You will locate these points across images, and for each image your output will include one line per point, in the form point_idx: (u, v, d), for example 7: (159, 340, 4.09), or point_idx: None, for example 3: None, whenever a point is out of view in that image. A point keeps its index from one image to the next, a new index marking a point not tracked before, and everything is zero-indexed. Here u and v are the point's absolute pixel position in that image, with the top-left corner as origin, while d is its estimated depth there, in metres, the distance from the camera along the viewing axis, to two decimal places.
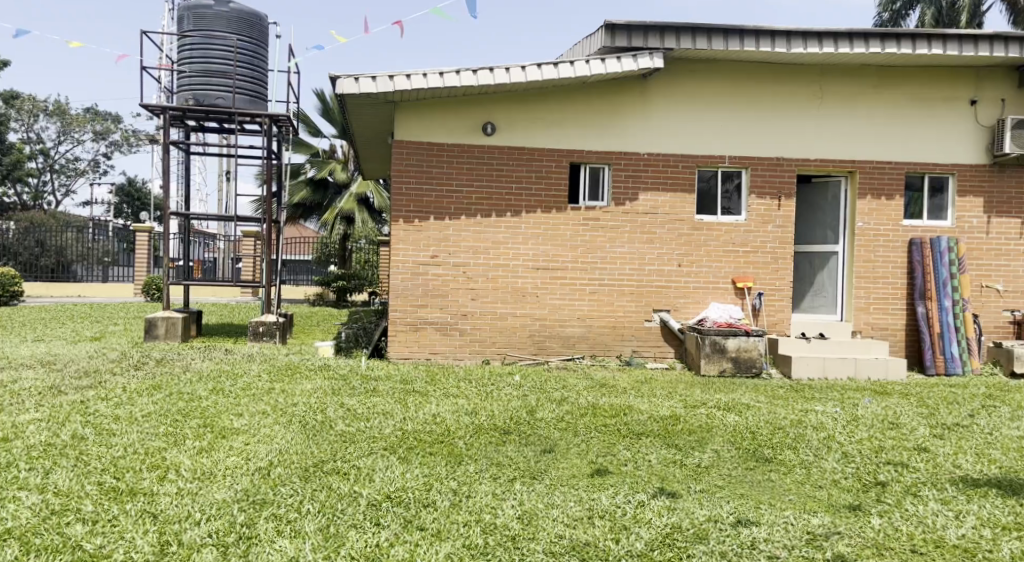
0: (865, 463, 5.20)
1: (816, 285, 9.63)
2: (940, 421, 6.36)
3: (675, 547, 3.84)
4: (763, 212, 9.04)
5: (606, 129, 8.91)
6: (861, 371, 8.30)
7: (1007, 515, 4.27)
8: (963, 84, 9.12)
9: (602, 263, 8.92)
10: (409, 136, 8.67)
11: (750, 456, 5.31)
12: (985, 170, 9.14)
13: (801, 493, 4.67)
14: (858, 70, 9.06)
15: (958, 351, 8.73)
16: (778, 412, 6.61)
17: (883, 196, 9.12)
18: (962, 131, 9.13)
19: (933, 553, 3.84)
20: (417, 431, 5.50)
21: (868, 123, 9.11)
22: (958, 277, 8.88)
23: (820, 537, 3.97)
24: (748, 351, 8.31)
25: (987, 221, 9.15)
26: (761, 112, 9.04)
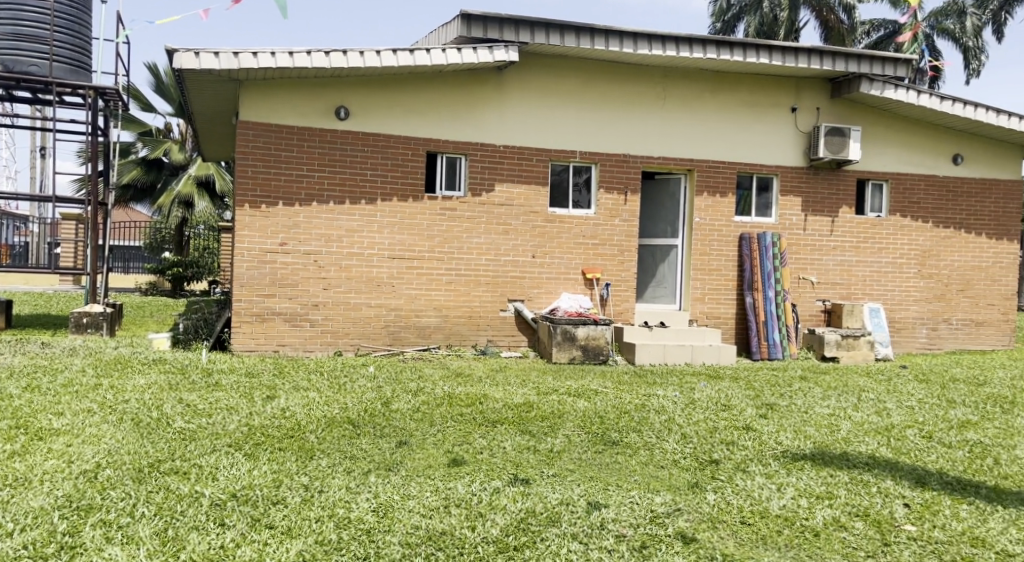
0: (701, 442, 5.58)
1: (658, 277, 10.22)
2: (764, 402, 6.95)
3: (529, 531, 3.91)
4: (611, 206, 9.44)
5: (462, 119, 8.92)
6: (697, 357, 8.91)
7: (820, 486, 4.74)
8: (787, 91, 9.98)
9: (457, 253, 8.93)
10: (256, 117, 8.22)
11: (599, 440, 5.54)
12: (803, 173, 10.07)
13: (645, 474, 4.93)
14: (697, 74, 9.66)
15: (779, 338, 9.57)
16: (624, 397, 6.95)
17: (717, 194, 9.81)
18: (785, 136, 10.00)
19: (759, 523, 4.17)
20: (264, 426, 5.25)
21: (705, 125, 9.74)
22: (781, 270, 9.69)
23: (662, 515, 4.21)
24: (596, 340, 8.62)
25: (804, 219, 10.08)
26: (610, 110, 9.42)
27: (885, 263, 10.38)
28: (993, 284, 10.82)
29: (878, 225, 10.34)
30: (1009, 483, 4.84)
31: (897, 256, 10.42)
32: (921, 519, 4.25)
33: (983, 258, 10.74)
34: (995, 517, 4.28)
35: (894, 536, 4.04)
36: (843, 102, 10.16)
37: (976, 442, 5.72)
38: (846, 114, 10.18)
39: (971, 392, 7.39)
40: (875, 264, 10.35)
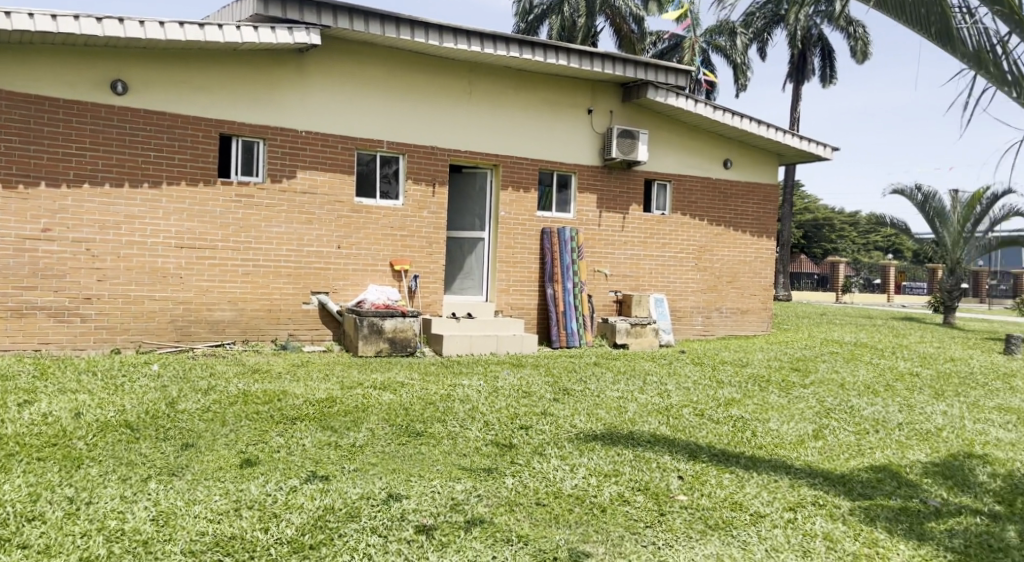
0: (501, 429, 5.76)
1: (465, 269, 10.33)
2: (562, 388, 7.32)
3: (326, 528, 3.81)
4: (418, 198, 9.43)
5: (260, 102, 8.46)
6: (501, 346, 9.19)
7: (607, 464, 5.08)
8: (584, 93, 10.55)
9: (255, 243, 8.47)
10: (11, 85, 7.21)
11: (403, 432, 5.52)
12: (598, 171, 10.71)
13: (447, 462, 4.99)
14: (500, 71, 9.91)
15: (577, 326, 10.14)
16: (429, 388, 6.99)
17: (520, 189, 10.14)
18: (582, 135, 10.57)
19: (552, 503, 4.39)
20: (20, 435, 4.64)
21: (508, 121, 10.04)
22: (578, 263, 10.32)
23: (461, 502, 4.29)
24: (403, 332, 8.58)
25: (599, 215, 10.73)
26: (416, 101, 9.39)
27: (669, 257, 11.33)
28: (757, 276, 12.21)
29: (664, 222, 11.27)
30: (763, 452, 5.50)
31: (679, 251, 11.41)
32: (691, 488, 4.70)
33: (749, 254, 12.08)
34: (751, 482, 4.85)
35: (669, 505, 4.43)
36: (633, 107, 10.92)
37: (738, 417, 6.43)
38: (636, 118, 10.96)
39: (737, 372, 8.31)
40: (660, 258, 11.26)
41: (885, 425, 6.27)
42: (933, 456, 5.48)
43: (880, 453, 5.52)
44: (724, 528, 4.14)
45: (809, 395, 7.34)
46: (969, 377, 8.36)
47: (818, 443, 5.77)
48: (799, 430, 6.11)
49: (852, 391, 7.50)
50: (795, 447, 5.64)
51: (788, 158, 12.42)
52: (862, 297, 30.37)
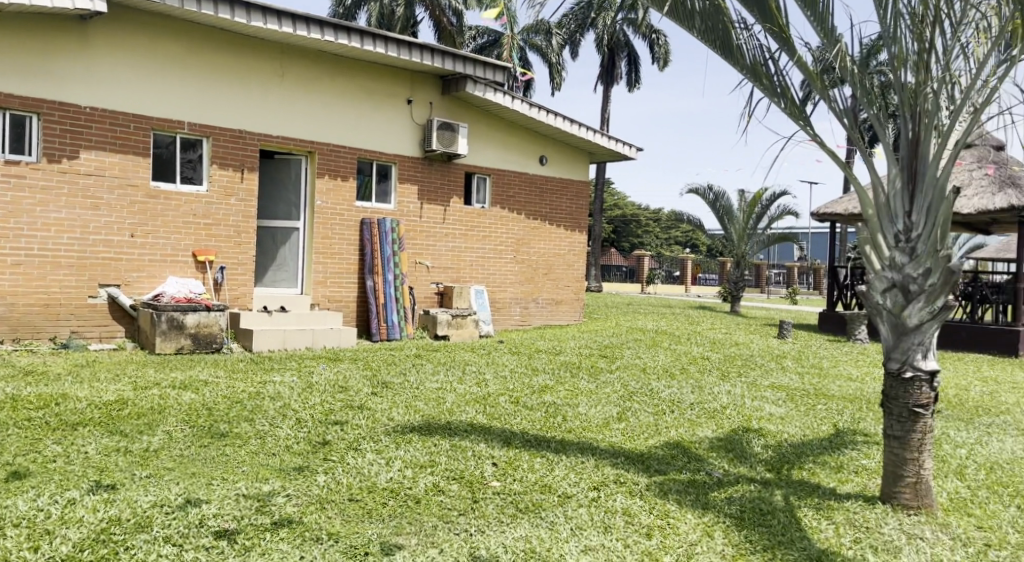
0: (314, 425, 5.58)
1: (278, 260, 9.90)
2: (380, 381, 7.22)
3: (110, 542, 3.48)
4: (225, 184, 8.86)
5: (33, 72, 7.52)
6: (318, 341, 8.88)
7: (423, 455, 5.08)
8: (402, 84, 10.44)
9: (28, 230, 7.54)
10: None
11: (205, 433, 5.18)
12: (418, 163, 10.66)
13: (254, 463, 4.75)
14: (314, 55, 9.54)
15: (397, 319, 10.05)
16: (236, 386, 6.60)
17: (337, 178, 9.86)
18: (401, 126, 10.47)
19: (365, 498, 4.31)
20: None
21: (324, 108, 9.71)
22: (398, 255, 10.23)
23: (268, 503, 4.10)
24: (207, 327, 8.02)
25: (419, 206, 10.69)
26: (222, 81, 8.81)
27: (488, 249, 11.55)
28: (571, 268, 12.79)
29: (483, 215, 11.47)
30: (572, 436, 5.77)
31: (498, 243, 11.67)
32: (504, 474, 4.83)
33: (563, 247, 12.62)
34: (560, 465, 5.07)
35: (482, 492, 4.52)
36: (452, 100, 10.99)
37: (550, 403, 6.71)
38: (455, 111, 11.03)
39: (550, 360, 8.66)
40: (480, 250, 11.45)
41: (679, 405, 6.83)
42: (718, 432, 6.05)
43: (674, 432, 6.01)
44: (533, 511, 4.30)
45: (615, 379, 7.82)
46: (750, 359, 9.33)
47: (622, 425, 6.16)
48: (605, 413, 6.49)
49: (652, 375, 8.09)
50: (601, 429, 5.99)
51: (598, 156, 13.10)
52: (664, 288, 32.92)
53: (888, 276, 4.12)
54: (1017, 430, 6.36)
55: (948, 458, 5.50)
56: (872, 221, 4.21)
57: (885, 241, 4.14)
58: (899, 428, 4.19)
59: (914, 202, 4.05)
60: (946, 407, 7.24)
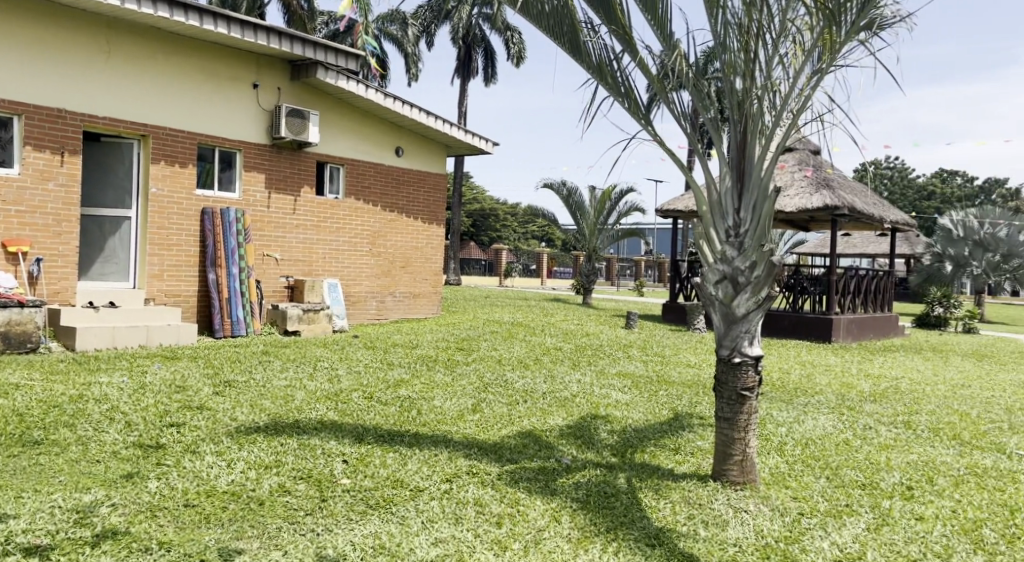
0: (147, 429, 5.20)
1: (106, 252, 9.09)
2: (222, 380, 6.84)
3: None
4: (42, 167, 8.05)
5: None
6: (152, 338, 8.30)
7: (269, 455, 4.88)
8: (247, 67, 9.93)
9: None
10: None
11: (16, 442, 4.68)
12: (265, 150, 10.20)
13: (74, 472, 4.35)
14: (147, 31, 8.84)
15: (243, 314, 9.55)
16: (55, 389, 6.02)
17: (175, 164, 9.23)
18: (246, 111, 9.95)
19: (203, 504, 4.07)
20: None
21: (159, 89, 9.04)
22: (244, 247, 9.73)
23: (89, 514, 3.78)
24: (21, 325, 7.28)
25: (267, 196, 10.25)
26: (37, 54, 7.97)
27: (341, 242, 11.26)
28: (429, 261, 12.72)
29: (335, 206, 11.16)
30: (426, 429, 5.75)
31: (352, 236, 11.40)
32: (355, 471, 4.73)
33: (421, 240, 12.54)
34: (412, 459, 5.04)
35: (331, 490, 4.40)
36: (302, 86, 10.59)
37: (405, 397, 6.64)
38: (305, 98, 10.64)
39: (406, 354, 8.59)
40: (333, 243, 11.14)
41: (532, 395, 6.99)
42: (568, 420, 6.25)
43: (526, 421, 6.14)
44: (384, 506, 4.25)
45: (470, 371, 7.87)
46: (599, 349, 9.72)
47: (476, 416, 6.21)
48: (460, 405, 6.52)
49: (507, 366, 8.23)
50: (455, 421, 6.01)
51: (454, 150, 13.11)
52: (521, 282, 33.62)
53: (720, 269, 4.43)
54: (830, 408, 7.07)
55: (771, 436, 6.01)
56: (706, 217, 4.51)
57: (718, 236, 4.45)
58: (729, 410, 4.51)
59: (741, 200, 4.38)
60: (770, 389, 7.90)
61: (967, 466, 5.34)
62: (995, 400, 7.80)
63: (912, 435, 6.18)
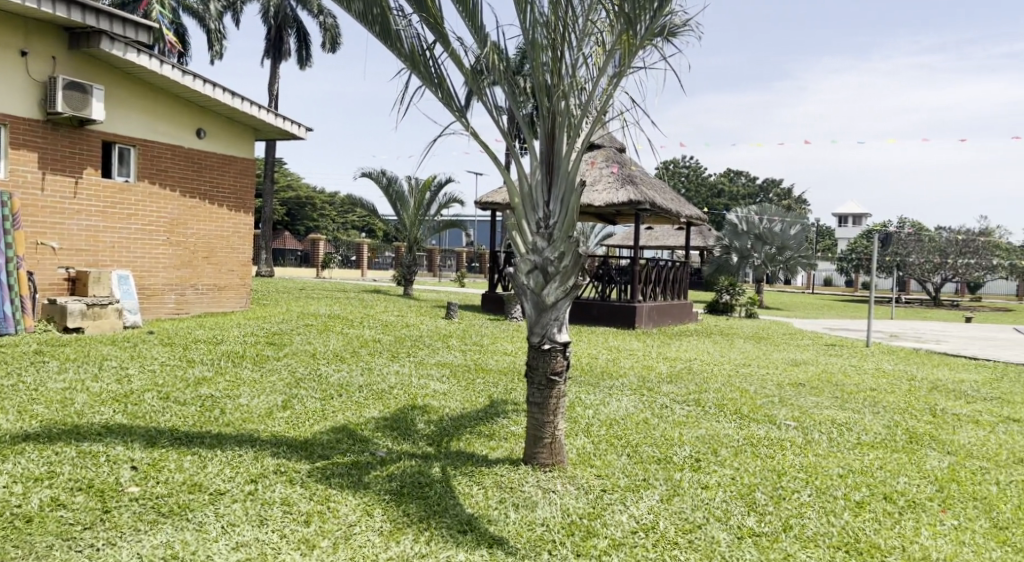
0: None
1: None
2: None
3: None
4: None
5: None
6: None
7: (41, 467, 4.35)
8: (12, 32, 8.74)
9: None
10: None
11: None
12: (37, 126, 9.07)
13: None
14: None
15: (11, 310, 8.37)
16: None
17: None
18: (11, 82, 8.77)
19: None
20: None
21: None
22: (12, 234, 8.54)
23: None
24: None
25: (40, 177, 9.14)
26: None
27: (133, 229, 10.31)
28: (234, 252, 11.94)
29: (126, 190, 10.19)
30: (229, 429, 5.41)
31: (146, 223, 10.47)
32: (145, 478, 4.35)
33: (225, 228, 11.73)
34: (213, 461, 4.72)
35: (116, 501, 4.01)
36: (83, 57, 9.51)
37: (207, 396, 6.20)
38: (87, 71, 9.58)
39: (209, 351, 8.02)
40: (123, 230, 10.17)
41: (347, 389, 6.81)
42: (384, 412, 6.15)
43: (340, 416, 5.97)
44: (178, 513, 3.95)
45: (281, 367, 7.52)
46: (418, 340, 9.68)
47: (286, 413, 5.95)
48: (269, 402, 6.20)
49: (321, 360, 7.95)
50: (263, 419, 5.71)
51: (263, 134, 12.43)
52: (339, 273, 32.75)
53: (532, 259, 4.54)
54: (632, 390, 7.57)
55: (579, 418, 6.32)
56: (518, 209, 4.60)
57: (529, 227, 4.56)
58: (539, 394, 4.67)
59: (550, 192, 4.52)
60: (580, 374, 8.30)
61: (746, 436, 5.94)
62: (770, 377, 8.76)
63: (701, 412, 6.76)
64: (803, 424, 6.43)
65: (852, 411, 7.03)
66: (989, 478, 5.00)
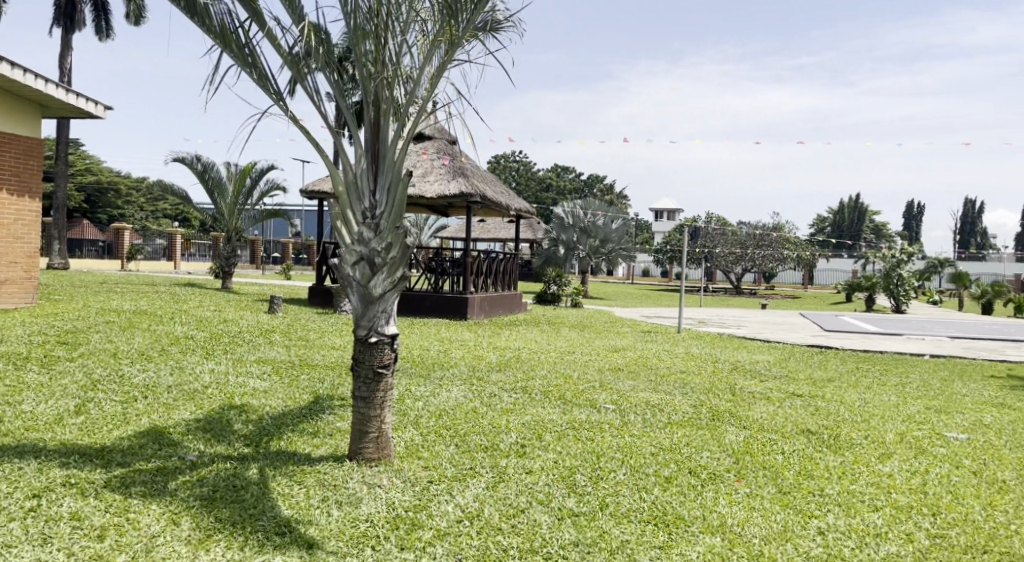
0: None
1: None
2: None
3: None
4: None
5: None
6: None
7: None
8: None
9: None
10: None
11: None
12: None
13: None
14: None
15: None
16: None
17: None
18: None
19: None
20: None
21: None
22: None
23: None
24: None
25: None
26: None
27: None
28: (17, 241, 10.59)
29: None
30: (9, 439, 4.81)
31: None
32: None
33: (5, 215, 10.39)
34: None
35: None
36: None
37: None
38: None
39: None
40: None
41: (154, 390, 6.26)
42: (196, 413, 5.73)
43: (144, 419, 5.49)
44: None
45: (75, 368, 6.80)
46: (237, 336, 9.14)
47: (79, 419, 5.37)
48: (59, 407, 5.58)
49: (124, 360, 7.25)
50: (51, 427, 5.13)
51: (52, 111, 11.15)
52: (148, 266, 30.18)
53: (357, 250, 4.38)
54: (461, 380, 7.62)
55: (408, 411, 6.26)
56: (342, 198, 4.41)
57: (355, 217, 4.38)
58: (366, 389, 4.53)
59: (376, 181, 4.38)
60: (409, 366, 8.24)
61: (568, 421, 6.18)
62: (592, 363, 9.19)
63: (528, 399, 6.95)
64: (620, 407, 6.80)
65: (664, 392, 7.54)
66: (776, 448, 5.56)
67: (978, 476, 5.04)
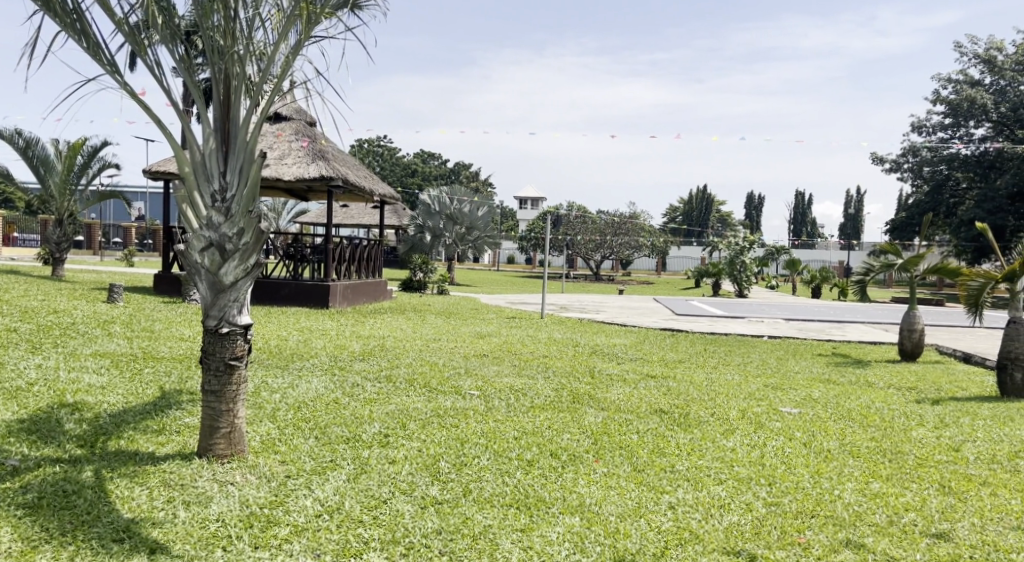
0: None
1: None
2: None
3: None
4: None
5: None
6: None
7: None
8: None
9: None
10: None
11: None
12: None
13: None
14: None
15: None
16: None
17: None
18: None
19: None
20: None
21: None
22: None
23: None
24: None
25: None
26: None
27: None
28: None
29: None
30: None
31: None
32: None
33: None
34: None
35: None
36: None
37: None
38: None
39: None
40: None
41: None
42: (19, 413, 5.18)
43: None
44: None
45: None
46: (70, 327, 8.38)
47: None
48: None
49: None
50: None
51: None
52: None
53: (206, 236, 4.08)
54: (323, 370, 7.41)
55: (264, 404, 5.98)
56: (189, 179, 4.09)
57: (203, 200, 4.08)
58: (216, 382, 4.27)
59: (226, 163, 4.11)
60: (266, 357, 7.86)
61: (433, 408, 6.16)
62: (456, 350, 9.22)
63: (391, 388, 6.84)
64: (484, 393, 6.85)
65: (526, 377, 7.68)
66: (631, 428, 5.81)
67: (807, 447, 5.51)
